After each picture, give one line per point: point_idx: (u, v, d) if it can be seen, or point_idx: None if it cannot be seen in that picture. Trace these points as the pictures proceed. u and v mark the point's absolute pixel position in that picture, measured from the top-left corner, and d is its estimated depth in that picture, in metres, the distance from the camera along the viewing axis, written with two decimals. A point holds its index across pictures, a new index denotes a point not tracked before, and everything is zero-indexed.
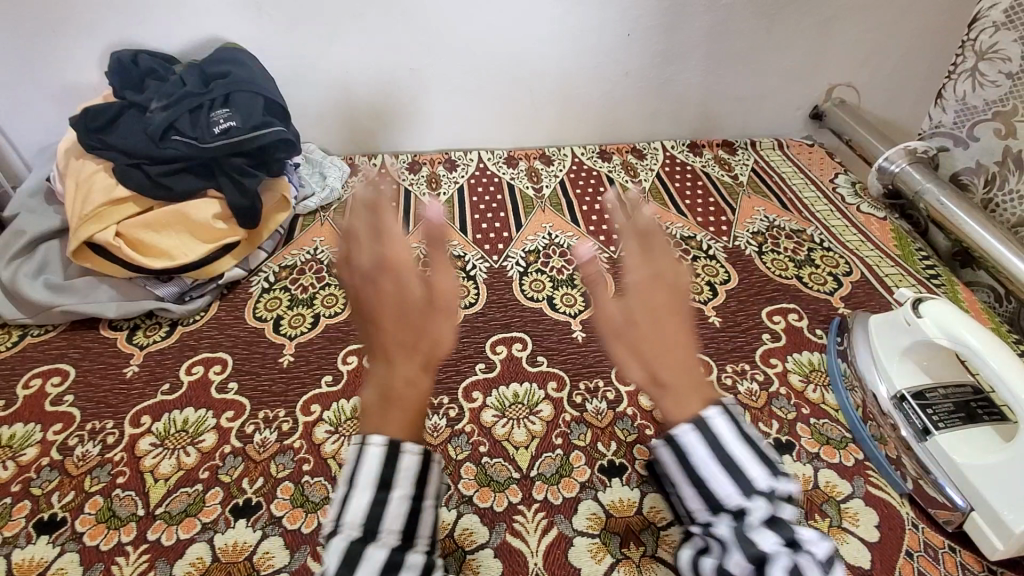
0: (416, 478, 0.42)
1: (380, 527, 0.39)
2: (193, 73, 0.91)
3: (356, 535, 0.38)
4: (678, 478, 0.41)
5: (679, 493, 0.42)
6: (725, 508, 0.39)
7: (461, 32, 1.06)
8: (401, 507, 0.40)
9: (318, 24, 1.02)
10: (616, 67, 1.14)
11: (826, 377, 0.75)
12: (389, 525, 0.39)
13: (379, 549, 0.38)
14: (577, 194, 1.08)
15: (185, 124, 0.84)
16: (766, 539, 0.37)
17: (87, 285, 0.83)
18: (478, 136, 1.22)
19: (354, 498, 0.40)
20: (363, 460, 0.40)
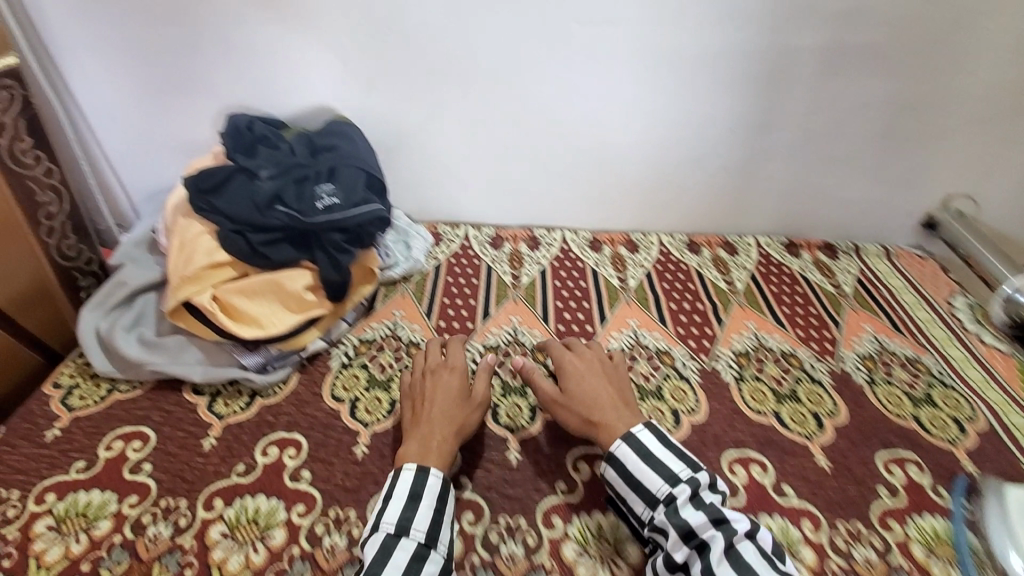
0: (438, 495, 0.64)
1: (407, 526, 0.60)
2: (301, 143, 0.93)
3: (390, 532, 0.59)
4: (623, 485, 0.65)
5: (629, 501, 0.65)
6: (659, 500, 0.62)
7: (560, 115, 1.05)
8: (427, 509, 0.62)
9: (422, 99, 1.04)
10: (714, 161, 1.11)
11: (952, 551, 0.65)
12: (416, 525, 0.60)
13: (410, 540, 0.59)
14: (664, 288, 1.04)
15: (291, 197, 0.86)
16: (692, 520, 0.59)
17: (177, 345, 0.84)
18: (563, 216, 1.20)
19: (390, 508, 0.62)
20: (398, 480, 0.64)
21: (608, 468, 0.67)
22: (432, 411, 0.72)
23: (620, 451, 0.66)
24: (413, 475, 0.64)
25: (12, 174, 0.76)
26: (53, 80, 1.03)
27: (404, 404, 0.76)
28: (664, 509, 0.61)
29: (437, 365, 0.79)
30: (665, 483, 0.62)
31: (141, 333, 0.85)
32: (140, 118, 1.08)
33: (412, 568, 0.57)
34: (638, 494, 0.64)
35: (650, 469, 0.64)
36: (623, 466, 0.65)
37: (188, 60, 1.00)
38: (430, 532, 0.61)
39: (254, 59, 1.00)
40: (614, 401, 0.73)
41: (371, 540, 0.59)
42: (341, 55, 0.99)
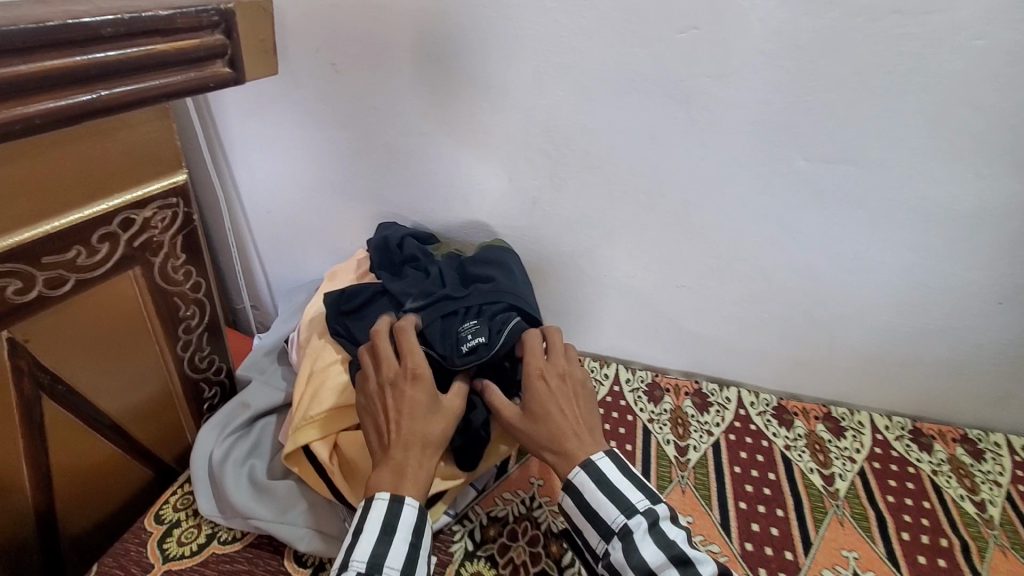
0: (414, 527, 0.59)
1: (381, 565, 0.55)
2: (451, 270, 0.82)
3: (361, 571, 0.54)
4: (580, 517, 0.62)
5: (585, 533, 0.62)
6: (614, 531, 0.59)
7: (761, 260, 0.86)
8: (403, 544, 0.57)
9: (591, 226, 0.89)
10: (963, 336, 0.85)
11: None
12: (388, 563, 0.55)
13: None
14: (887, 503, 0.79)
15: (432, 335, 0.74)
16: (642, 553, 0.56)
17: (287, 495, 0.73)
18: (739, 369, 0.98)
19: (359, 545, 0.56)
20: (369, 514, 0.59)
21: (565, 496, 0.64)
22: (405, 430, 0.64)
23: (574, 479, 0.63)
24: (386, 505, 0.59)
25: (160, 292, 0.71)
26: (223, 170, 1.03)
27: (370, 419, 0.67)
28: (619, 540, 0.59)
29: (397, 371, 0.68)
30: (617, 513, 0.59)
31: (254, 472, 0.75)
32: (294, 213, 1.04)
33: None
34: (594, 527, 0.61)
35: (607, 499, 0.61)
36: (579, 496, 0.62)
37: (350, 165, 0.95)
38: (405, 569, 0.56)
39: (415, 169, 0.92)
40: (580, 427, 0.68)
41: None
42: (509, 172, 0.88)
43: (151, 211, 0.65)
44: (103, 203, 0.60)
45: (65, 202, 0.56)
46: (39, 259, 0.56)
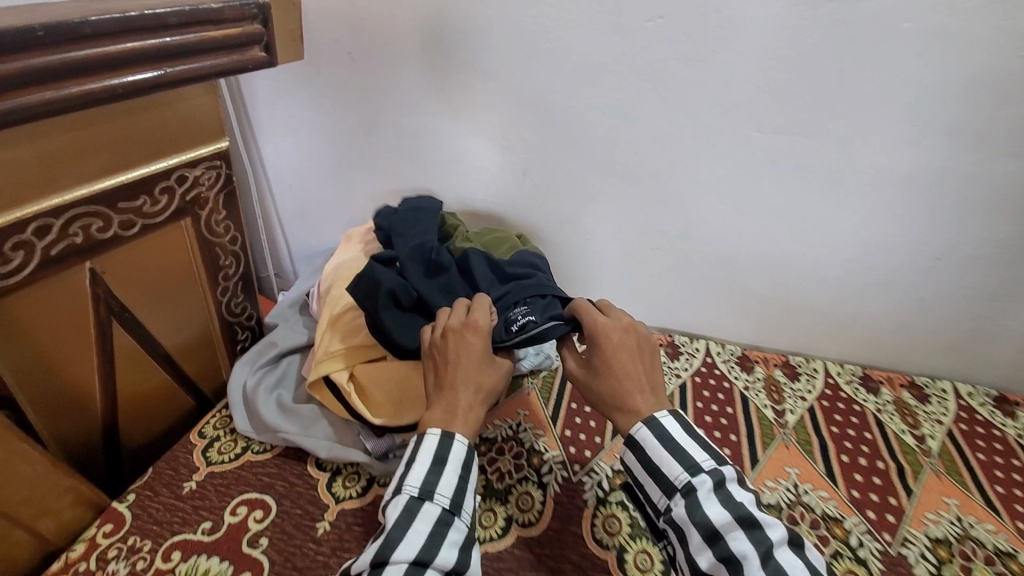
0: (463, 460, 0.65)
1: (433, 492, 0.61)
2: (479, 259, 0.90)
3: (415, 495, 0.61)
4: (643, 473, 0.64)
5: (648, 488, 0.64)
6: (678, 488, 0.60)
7: (724, 221, 0.96)
8: (453, 476, 0.63)
9: (574, 193, 1.01)
10: (911, 291, 0.93)
11: None
12: (439, 491, 0.61)
13: (433, 505, 0.60)
14: (831, 432, 0.88)
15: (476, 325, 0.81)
16: (703, 512, 0.57)
17: (310, 414, 0.86)
18: (709, 324, 1.09)
19: (414, 472, 0.63)
20: (423, 446, 0.65)
21: (627, 450, 0.66)
22: (455, 373, 0.70)
23: (638, 436, 0.65)
24: (439, 440, 0.65)
25: (204, 240, 0.84)
26: (252, 149, 1.17)
27: (428, 367, 0.74)
28: (682, 498, 0.60)
29: (462, 326, 0.74)
30: (682, 471, 0.60)
31: (281, 397, 0.88)
32: (315, 186, 1.18)
33: (437, 537, 0.58)
34: (657, 482, 0.63)
35: (670, 457, 0.62)
36: (641, 450, 0.64)
37: (365, 145, 1.09)
38: (454, 498, 0.62)
39: (421, 145, 1.05)
40: (638, 378, 0.69)
41: (394, 504, 0.61)
42: (501, 146, 1.00)
43: (201, 170, 0.79)
44: (165, 162, 0.74)
45: (137, 159, 0.70)
46: (115, 203, 0.70)
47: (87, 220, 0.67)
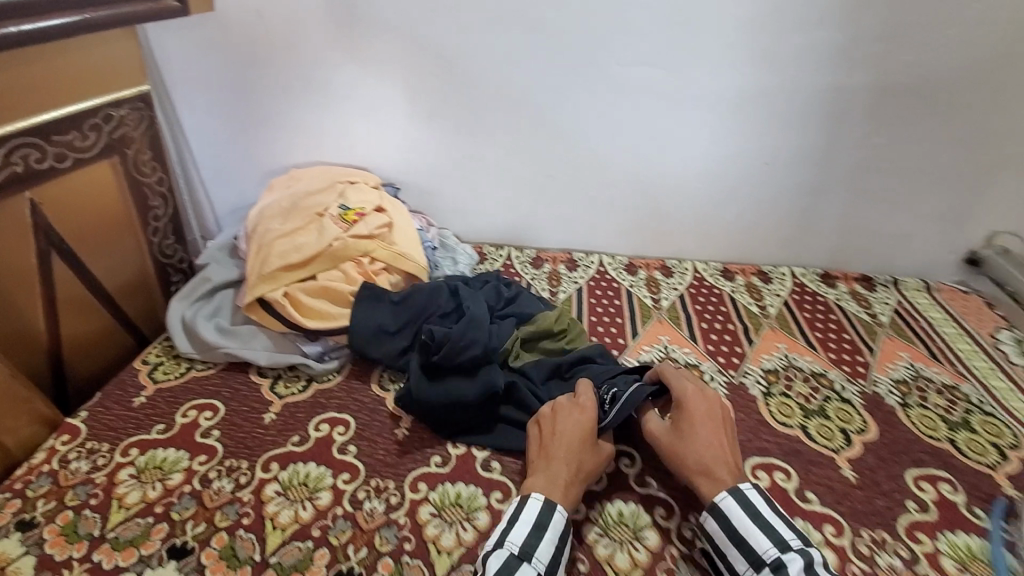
0: (561, 532, 0.63)
1: (531, 554, 0.59)
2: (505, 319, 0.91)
3: (515, 553, 0.59)
4: (725, 540, 0.61)
5: (730, 558, 0.61)
6: (766, 562, 0.58)
7: (602, 146, 1.13)
8: (550, 544, 0.61)
9: (475, 130, 1.15)
10: (751, 192, 1.14)
11: (987, 570, 0.64)
12: (538, 555, 0.59)
13: (531, 567, 0.58)
14: (695, 309, 1.08)
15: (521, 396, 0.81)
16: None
17: (249, 333, 0.95)
18: (601, 242, 1.26)
19: (515, 529, 0.61)
20: (527, 507, 0.64)
21: (708, 518, 0.63)
22: (558, 446, 0.70)
23: (722, 505, 0.62)
24: (541, 506, 0.64)
25: (132, 179, 0.94)
26: (169, 111, 1.22)
27: (530, 441, 0.74)
28: (772, 573, 0.57)
29: (564, 400, 0.76)
30: (772, 546, 0.58)
31: (218, 321, 0.97)
32: (235, 144, 1.25)
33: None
34: (741, 552, 0.60)
35: (759, 531, 0.60)
36: (727, 521, 0.61)
37: (280, 99, 1.18)
38: (549, 565, 0.60)
39: (334, 96, 1.16)
40: (725, 453, 0.68)
41: (494, 557, 0.59)
42: (407, 92, 1.13)
43: (125, 110, 0.91)
44: (89, 100, 0.84)
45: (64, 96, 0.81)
46: (50, 136, 0.79)
47: (26, 150, 0.76)
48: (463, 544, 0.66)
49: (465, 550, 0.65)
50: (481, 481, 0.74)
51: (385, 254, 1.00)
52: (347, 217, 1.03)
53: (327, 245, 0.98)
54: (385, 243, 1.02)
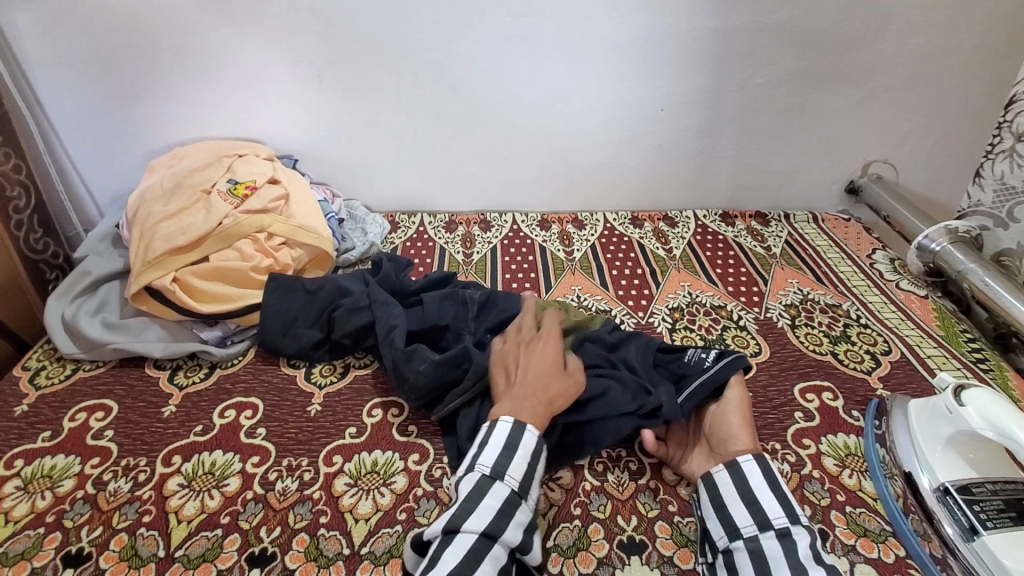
0: (534, 449, 0.63)
1: (503, 472, 0.59)
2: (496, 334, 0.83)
3: (487, 474, 0.59)
4: (733, 495, 0.60)
5: (731, 512, 0.60)
6: (773, 526, 0.57)
7: (502, 102, 1.12)
8: (523, 461, 0.61)
9: (370, 91, 1.10)
10: (651, 138, 1.17)
11: (863, 462, 0.70)
12: (511, 472, 0.60)
13: (502, 486, 0.58)
14: (606, 258, 1.11)
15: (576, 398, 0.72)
16: (803, 554, 0.54)
17: (140, 325, 0.88)
18: (514, 200, 1.26)
19: (486, 452, 0.61)
20: (496, 429, 0.63)
21: (722, 472, 0.63)
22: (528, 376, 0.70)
23: (745, 465, 0.62)
24: (509, 427, 0.63)
25: None
26: None
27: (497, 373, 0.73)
28: (777, 537, 0.56)
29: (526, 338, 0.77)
30: (785, 514, 0.58)
31: (104, 316, 0.89)
32: (103, 122, 1.12)
33: (506, 515, 0.56)
34: (749, 509, 0.59)
35: (772, 495, 0.60)
36: (745, 480, 0.61)
37: (149, 70, 1.07)
38: (523, 482, 0.60)
39: (211, 63, 1.07)
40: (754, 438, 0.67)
41: (466, 480, 0.59)
42: (291, 54, 1.06)
43: None
44: None
45: None
46: None
47: None
48: (380, 508, 0.66)
49: (383, 514, 0.65)
50: (397, 446, 0.73)
51: (283, 229, 0.96)
52: (237, 193, 0.98)
53: (216, 224, 0.92)
54: (283, 216, 0.98)
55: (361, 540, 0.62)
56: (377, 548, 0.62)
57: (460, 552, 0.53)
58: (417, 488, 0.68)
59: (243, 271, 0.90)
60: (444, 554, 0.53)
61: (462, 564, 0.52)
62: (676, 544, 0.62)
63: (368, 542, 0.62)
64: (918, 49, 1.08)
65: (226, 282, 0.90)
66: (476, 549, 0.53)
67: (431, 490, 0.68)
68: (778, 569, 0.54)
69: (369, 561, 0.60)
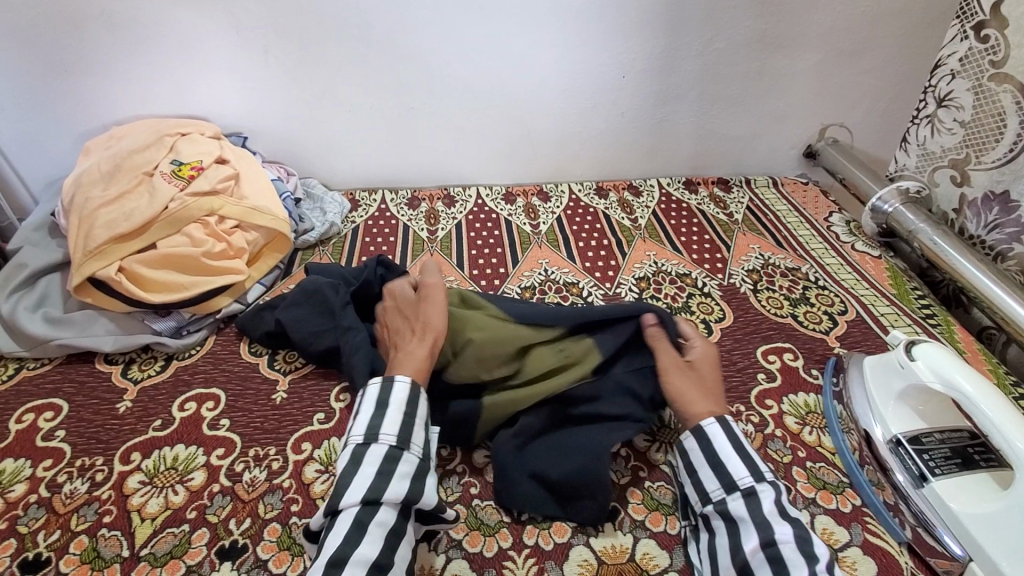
0: (408, 399, 0.60)
1: (376, 433, 0.57)
2: None
3: (360, 441, 0.57)
4: (700, 459, 0.60)
5: (701, 477, 0.59)
6: (739, 487, 0.56)
7: (461, 72, 1.08)
8: (398, 415, 0.59)
9: (320, 64, 1.05)
10: (611, 108, 1.16)
11: (822, 419, 0.73)
12: (384, 430, 0.57)
13: (377, 446, 0.56)
14: (572, 230, 1.10)
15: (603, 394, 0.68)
16: (767, 510, 0.54)
17: (86, 319, 0.84)
18: (478, 174, 1.24)
19: (358, 420, 0.59)
20: (365, 394, 0.61)
21: (689, 438, 0.61)
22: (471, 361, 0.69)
23: (708, 429, 0.61)
24: (379, 386, 0.61)
25: None
26: None
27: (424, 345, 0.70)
28: (742, 497, 0.56)
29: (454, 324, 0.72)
30: (749, 474, 0.57)
31: (46, 310, 0.84)
32: (27, 100, 1.04)
33: (382, 475, 0.54)
34: (715, 472, 0.58)
35: (729, 456, 0.58)
36: (709, 443, 0.60)
37: (77, 42, 0.99)
38: (401, 434, 0.57)
39: (145, 34, 0.99)
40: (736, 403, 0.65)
41: (343, 454, 0.57)
42: (233, 23, 0.99)
43: None
44: None
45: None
46: None
47: None
48: None
49: None
50: None
51: (234, 211, 0.92)
52: (183, 174, 0.93)
53: (161, 209, 0.87)
54: (233, 198, 0.94)
55: None
56: None
57: (342, 529, 0.51)
58: None
59: (192, 257, 0.86)
60: (330, 534, 0.51)
61: (345, 541, 0.50)
62: (647, 508, 0.64)
63: None
64: (871, 11, 1.09)
65: (176, 270, 0.86)
66: (359, 519, 0.52)
67: None
68: (744, 529, 0.54)
69: None
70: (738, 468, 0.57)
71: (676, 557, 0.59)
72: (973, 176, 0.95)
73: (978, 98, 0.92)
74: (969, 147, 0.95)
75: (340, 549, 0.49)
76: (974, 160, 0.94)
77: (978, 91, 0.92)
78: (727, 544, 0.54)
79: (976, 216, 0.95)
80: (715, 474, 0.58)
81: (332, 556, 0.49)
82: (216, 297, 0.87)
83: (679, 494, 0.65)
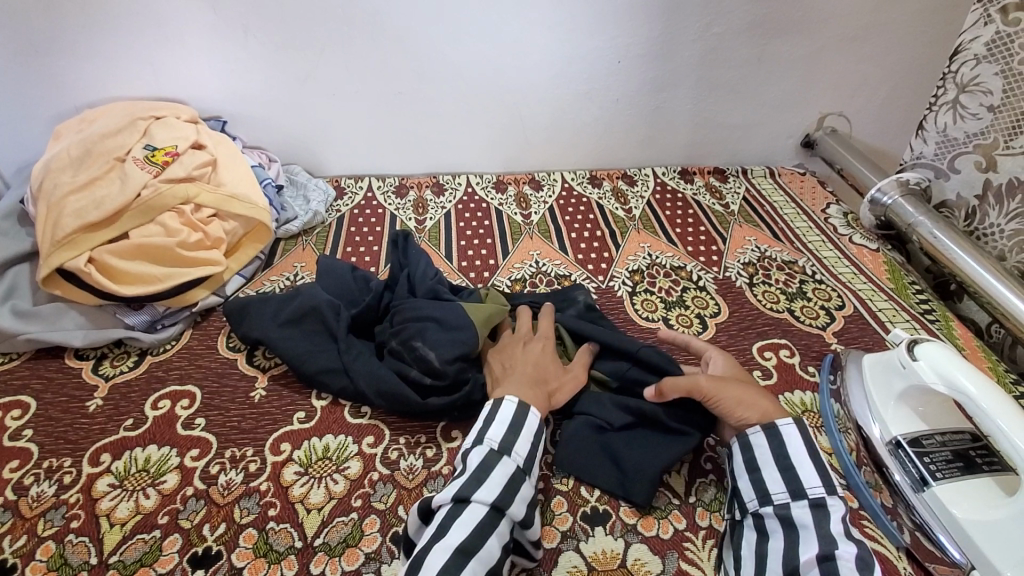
0: (536, 429, 0.61)
1: (510, 449, 0.58)
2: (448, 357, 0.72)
3: (494, 450, 0.57)
4: (768, 459, 0.58)
5: (764, 475, 0.57)
6: (807, 495, 0.55)
7: (451, 56, 1.04)
8: (527, 442, 0.59)
9: (303, 44, 1.00)
10: (606, 93, 1.12)
11: (818, 419, 0.71)
12: (517, 450, 0.58)
13: (510, 461, 0.56)
14: (565, 221, 1.07)
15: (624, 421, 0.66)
16: (834, 527, 0.52)
17: (55, 312, 0.80)
18: (468, 162, 1.20)
19: (492, 429, 0.59)
20: (501, 407, 0.61)
21: (759, 433, 0.60)
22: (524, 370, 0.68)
23: (782, 429, 0.59)
24: (515, 407, 0.62)
25: None
26: None
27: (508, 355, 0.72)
28: (809, 506, 0.54)
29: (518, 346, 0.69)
30: (821, 484, 0.55)
31: (13, 302, 0.80)
32: None
33: (512, 489, 0.54)
34: (785, 475, 0.57)
35: (807, 466, 0.57)
36: (780, 445, 0.58)
37: (43, 18, 0.93)
38: (528, 460, 0.58)
39: (115, 10, 0.94)
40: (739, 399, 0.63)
41: (473, 454, 0.57)
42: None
43: None
44: None
45: None
46: None
47: None
48: (333, 497, 0.62)
49: (337, 503, 0.62)
50: (350, 428, 0.69)
51: (211, 199, 0.88)
52: (157, 159, 0.88)
53: (133, 196, 0.83)
54: (211, 184, 0.90)
55: (314, 531, 0.59)
56: (331, 539, 0.59)
57: (467, 524, 0.51)
58: (373, 472, 0.65)
59: (167, 249, 0.82)
60: (454, 525, 0.50)
61: (474, 535, 0.50)
62: (638, 512, 0.61)
63: (322, 533, 0.59)
64: None
65: (150, 261, 0.82)
66: (485, 522, 0.51)
67: (387, 474, 0.65)
68: (805, 537, 0.52)
69: (323, 552, 0.57)
70: (814, 478, 0.56)
71: (668, 563, 0.57)
72: (1000, 162, 0.91)
73: (1007, 82, 0.89)
74: (997, 132, 0.91)
75: (464, 543, 0.49)
76: (1002, 145, 0.90)
77: (1008, 74, 0.89)
78: (784, 547, 0.53)
79: (998, 204, 0.91)
80: (780, 478, 0.57)
81: (460, 546, 0.49)
82: (192, 290, 0.83)
83: (673, 497, 0.63)
